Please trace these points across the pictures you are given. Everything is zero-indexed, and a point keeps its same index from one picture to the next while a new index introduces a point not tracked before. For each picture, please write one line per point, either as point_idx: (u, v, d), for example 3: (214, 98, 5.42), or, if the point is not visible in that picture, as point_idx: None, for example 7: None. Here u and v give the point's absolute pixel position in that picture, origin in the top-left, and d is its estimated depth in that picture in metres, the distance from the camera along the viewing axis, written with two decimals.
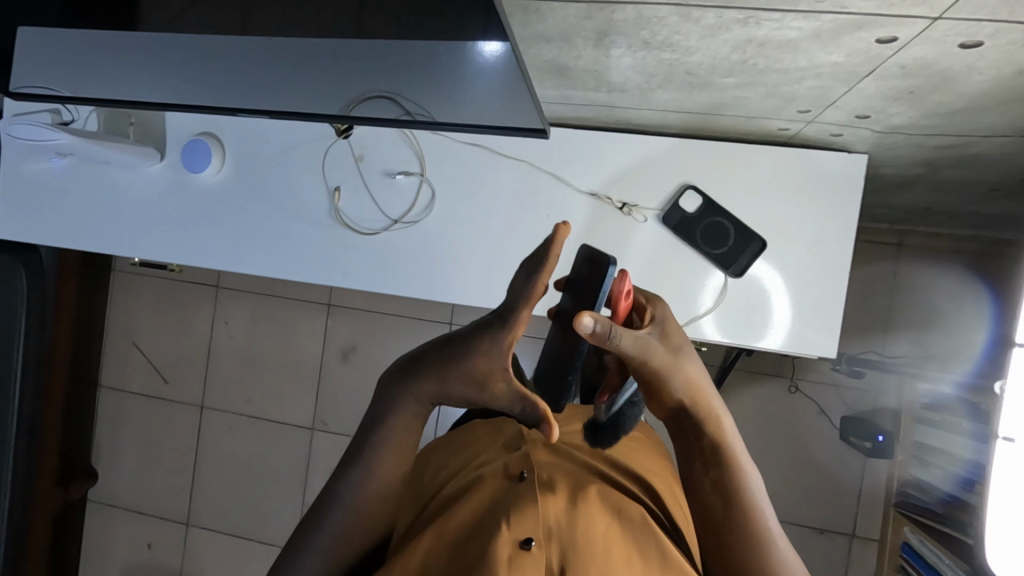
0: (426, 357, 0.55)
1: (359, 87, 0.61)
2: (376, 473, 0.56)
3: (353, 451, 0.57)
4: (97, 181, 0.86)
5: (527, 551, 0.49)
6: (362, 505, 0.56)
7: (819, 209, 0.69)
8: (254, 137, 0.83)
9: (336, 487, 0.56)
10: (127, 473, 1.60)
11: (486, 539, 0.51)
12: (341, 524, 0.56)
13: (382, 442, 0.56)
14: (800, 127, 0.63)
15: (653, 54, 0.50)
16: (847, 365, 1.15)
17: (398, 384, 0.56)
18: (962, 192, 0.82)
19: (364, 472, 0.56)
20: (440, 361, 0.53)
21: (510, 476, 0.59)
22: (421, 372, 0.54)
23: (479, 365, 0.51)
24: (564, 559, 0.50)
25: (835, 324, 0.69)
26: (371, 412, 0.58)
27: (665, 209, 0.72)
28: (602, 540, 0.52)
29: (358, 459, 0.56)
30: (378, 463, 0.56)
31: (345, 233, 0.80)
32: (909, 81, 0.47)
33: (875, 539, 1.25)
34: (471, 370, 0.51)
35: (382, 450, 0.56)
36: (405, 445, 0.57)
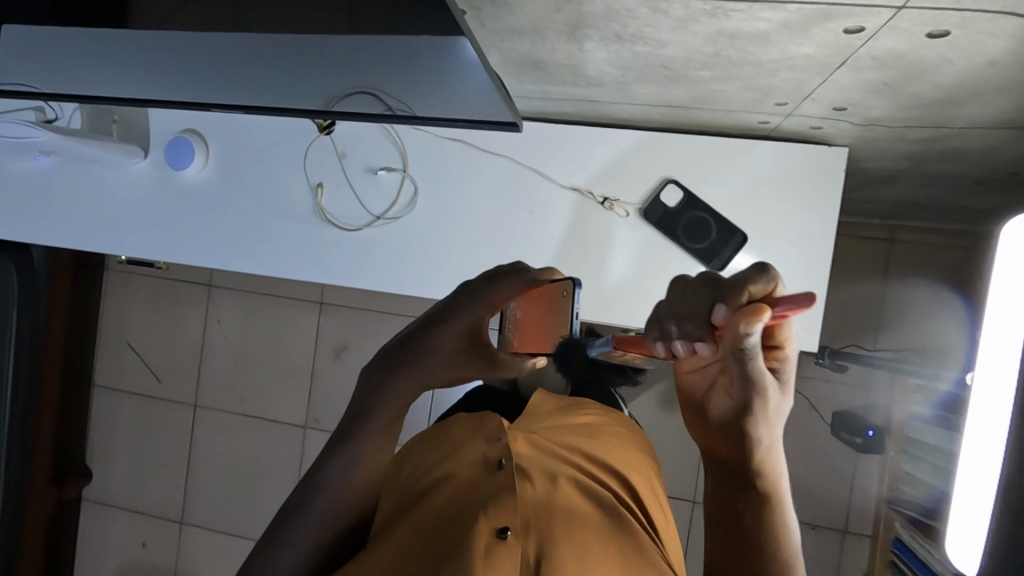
0: (404, 347, 0.56)
1: (348, 79, 0.64)
2: (361, 461, 0.57)
3: (338, 441, 0.57)
4: (82, 178, 0.86)
5: (502, 541, 0.49)
6: (343, 494, 0.57)
7: (800, 202, 0.69)
8: (237, 133, 0.83)
9: (319, 476, 0.56)
10: (121, 472, 1.60)
11: (462, 526, 0.50)
12: (324, 514, 0.56)
13: (369, 429, 0.57)
14: (780, 120, 0.63)
15: (626, 47, 0.49)
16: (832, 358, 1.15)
17: (384, 375, 0.57)
18: (949, 185, 0.82)
19: (348, 462, 0.56)
20: (421, 347, 0.55)
21: (489, 465, 0.58)
22: (404, 362, 0.56)
23: (458, 343, 0.54)
24: (540, 550, 0.49)
25: (817, 319, 0.69)
26: (356, 404, 0.59)
27: (647, 203, 0.72)
28: (579, 530, 0.52)
29: (345, 446, 0.57)
30: (365, 450, 0.57)
31: (329, 229, 0.80)
32: (883, 72, 0.47)
33: (867, 535, 1.25)
34: (452, 349, 0.54)
35: (369, 438, 0.57)
36: (389, 434, 0.58)
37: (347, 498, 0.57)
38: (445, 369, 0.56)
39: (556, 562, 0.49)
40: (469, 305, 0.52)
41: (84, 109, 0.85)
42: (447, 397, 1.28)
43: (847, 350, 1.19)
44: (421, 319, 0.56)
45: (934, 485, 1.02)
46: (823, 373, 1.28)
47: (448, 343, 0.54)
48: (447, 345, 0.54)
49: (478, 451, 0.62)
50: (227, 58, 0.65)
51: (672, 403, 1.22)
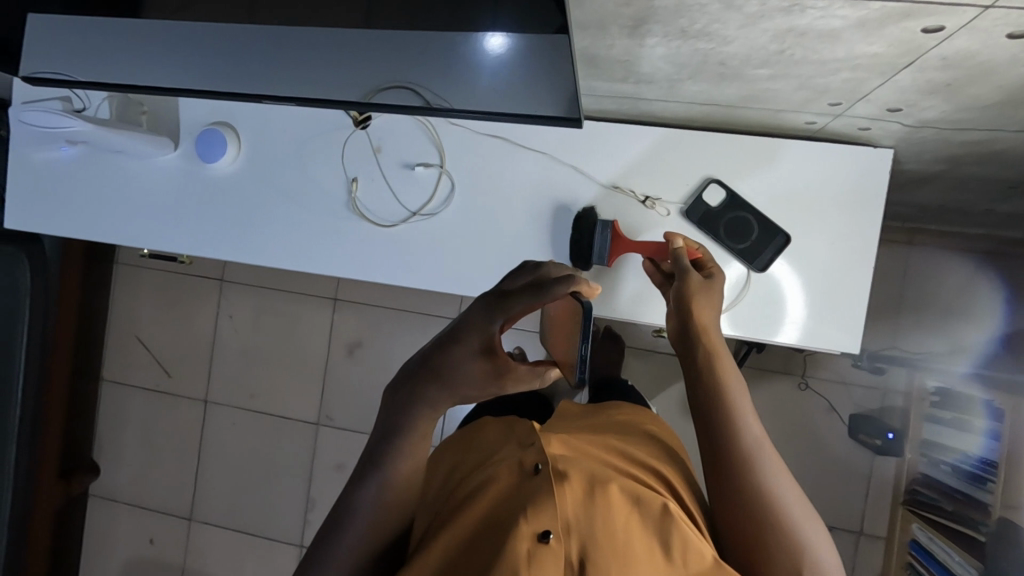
0: (425, 369, 0.53)
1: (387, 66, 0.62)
2: (391, 480, 0.56)
3: (368, 460, 0.56)
4: (109, 168, 0.85)
5: (545, 545, 0.49)
6: (376, 516, 0.56)
7: (845, 204, 0.68)
8: (270, 125, 0.82)
9: (352, 498, 0.56)
10: (128, 467, 1.58)
11: (504, 533, 0.50)
12: (360, 538, 0.56)
13: (394, 447, 0.56)
14: (828, 120, 0.62)
15: (688, 43, 0.49)
16: (869, 360, 1.19)
17: (408, 392, 0.55)
18: (981, 189, 0.82)
19: (380, 484, 0.56)
20: (439, 369, 0.52)
21: (525, 469, 0.57)
22: (426, 379, 0.53)
23: (477, 366, 0.51)
24: (584, 551, 0.50)
25: (857, 321, 0.69)
26: (381, 428, 0.57)
27: (688, 203, 0.71)
28: (619, 532, 0.52)
29: (376, 471, 0.56)
30: (393, 473, 0.56)
31: (363, 224, 0.79)
32: (948, 73, 0.47)
33: (882, 537, 1.26)
34: (474, 371, 0.51)
35: (399, 461, 0.56)
36: (420, 454, 0.57)
37: (378, 522, 0.57)
38: (475, 388, 0.52)
39: (602, 564, 0.49)
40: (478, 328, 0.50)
41: (112, 99, 0.83)
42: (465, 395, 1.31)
43: (880, 351, 1.21)
44: (439, 334, 0.53)
45: (958, 486, 1.03)
46: (841, 376, 1.28)
47: (472, 366, 0.51)
48: (472, 368, 0.51)
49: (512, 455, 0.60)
50: (273, 48, 0.65)
51: None
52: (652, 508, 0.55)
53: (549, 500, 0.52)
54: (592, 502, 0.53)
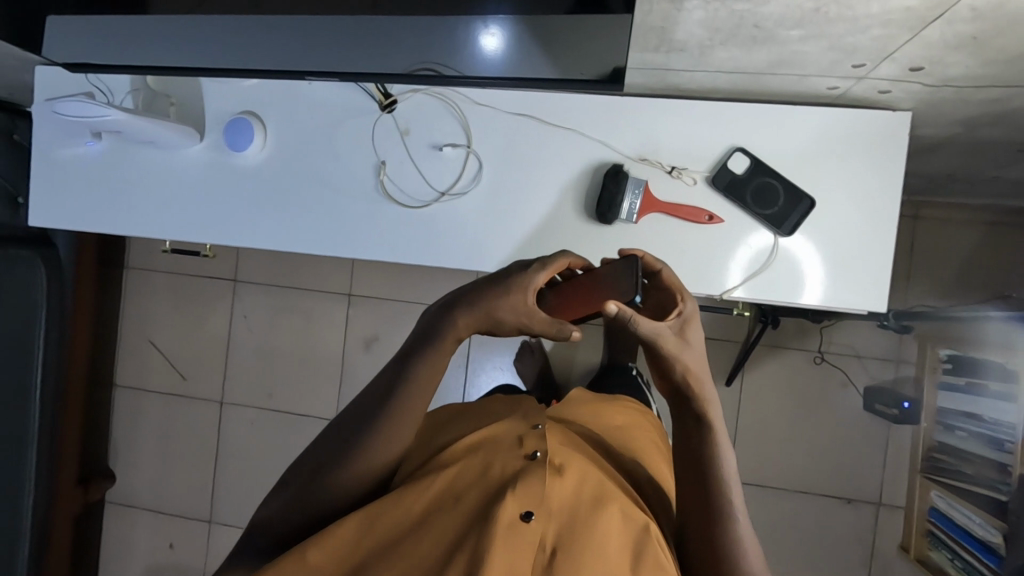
0: (463, 294, 0.56)
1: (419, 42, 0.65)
2: (415, 389, 0.59)
3: (403, 357, 0.59)
4: (136, 160, 0.86)
5: (526, 523, 0.55)
6: (394, 420, 0.59)
7: (869, 167, 0.70)
8: (295, 112, 0.82)
9: (386, 386, 0.59)
10: (146, 471, 1.58)
11: (494, 503, 0.57)
12: (375, 431, 0.59)
13: (420, 364, 0.58)
14: (850, 84, 0.64)
15: (726, 5, 0.50)
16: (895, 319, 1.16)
17: (443, 312, 0.57)
18: (991, 154, 0.85)
19: (407, 378, 0.58)
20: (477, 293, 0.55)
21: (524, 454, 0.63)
22: (463, 302, 0.56)
23: (516, 298, 0.53)
24: (558, 539, 0.56)
25: (882, 284, 0.70)
26: (418, 331, 0.59)
27: (714, 172, 0.73)
28: (597, 528, 0.57)
29: (409, 366, 0.58)
30: (417, 377, 0.58)
31: (392, 207, 0.80)
32: (977, 25, 0.48)
33: (901, 506, 1.28)
34: (512, 304, 0.53)
35: (425, 361, 0.58)
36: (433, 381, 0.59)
37: (395, 426, 0.59)
38: (507, 317, 0.54)
39: (572, 549, 0.55)
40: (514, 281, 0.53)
41: (137, 90, 0.84)
42: (481, 364, 1.41)
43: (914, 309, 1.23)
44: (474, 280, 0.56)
45: (975, 452, 1.05)
46: (856, 350, 1.30)
47: (512, 297, 0.53)
48: (512, 299, 0.53)
49: (514, 434, 0.67)
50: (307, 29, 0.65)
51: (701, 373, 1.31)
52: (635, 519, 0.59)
53: (541, 484, 0.58)
54: (576, 498, 0.60)
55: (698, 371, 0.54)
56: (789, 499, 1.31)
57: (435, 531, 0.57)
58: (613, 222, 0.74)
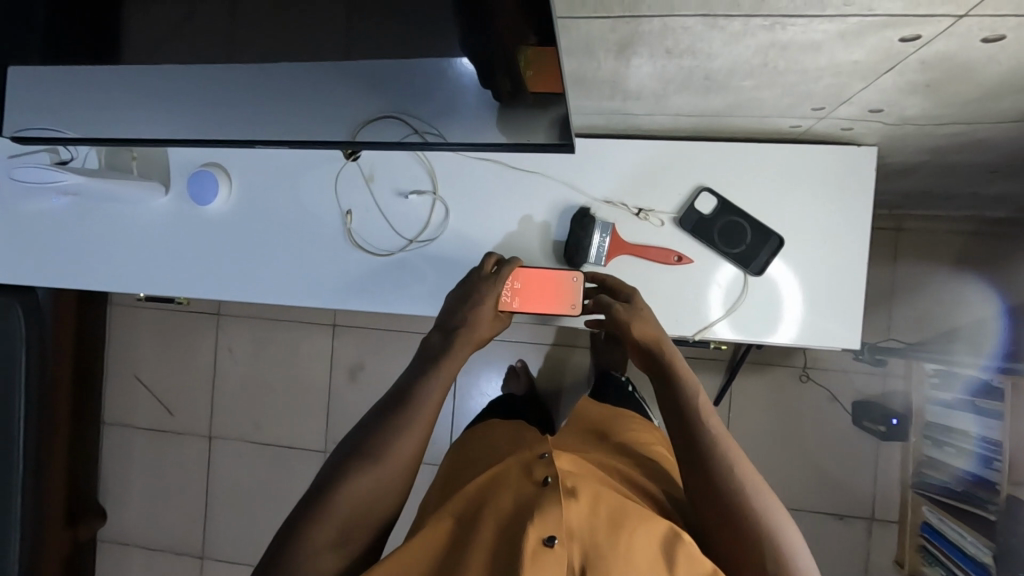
0: (449, 311, 0.70)
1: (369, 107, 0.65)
2: (428, 399, 0.64)
3: (411, 378, 0.66)
4: (103, 216, 0.85)
5: (550, 549, 0.52)
6: (406, 435, 0.62)
7: (837, 204, 0.69)
8: (259, 164, 0.81)
9: (408, 402, 0.64)
10: (137, 509, 1.57)
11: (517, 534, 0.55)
12: (394, 446, 0.61)
13: (436, 373, 0.66)
14: (812, 123, 0.64)
15: (673, 62, 0.49)
16: (869, 353, 1.20)
17: (445, 331, 0.69)
18: (964, 175, 0.84)
19: (421, 391, 0.65)
20: (460, 306, 0.70)
21: (535, 480, 0.61)
22: (458, 319, 0.69)
23: (487, 305, 0.69)
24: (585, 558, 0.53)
25: (855, 317, 0.70)
26: (426, 352, 0.69)
27: (681, 212, 0.72)
28: (622, 547, 0.54)
29: (423, 379, 0.66)
30: (429, 388, 0.65)
31: (360, 256, 0.79)
32: (929, 75, 0.47)
33: (894, 520, 1.27)
34: (485, 312, 0.69)
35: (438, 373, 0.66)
36: (441, 392, 0.66)
37: (412, 437, 0.62)
38: (484, 327, 0.70)
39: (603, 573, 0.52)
40: (485, 279, 0.71)
41: (99, 148, 0.83)
42: (468, 391, 1.40)
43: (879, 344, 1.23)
44: (452, 298, 0.71)
45: (964, 469, 1.05)
46: (842, 365, 1.29)
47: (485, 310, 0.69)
48: (485, 310, 0.69)
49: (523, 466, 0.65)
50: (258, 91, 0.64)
51: None
52: (659, 529, 0.57)
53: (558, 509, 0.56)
54: (594, 516, 0.57)
55: (650, 331, 0.66)
56: None
57: (462, 565, 0.55)
58: (582, 265, 0.74)
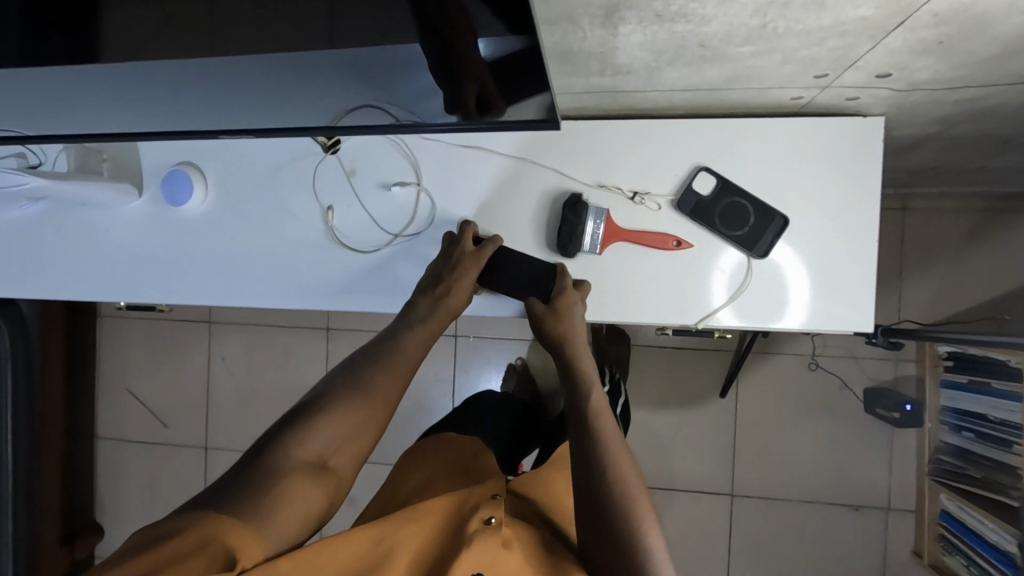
0: (424, 281, 0.72)
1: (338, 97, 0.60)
2: (401, 355, 0.70)
3: (386, 341, 0.72)
4: (76, 221, 0.81)
5: None
6: (376, 391, 0.67)
7: (845, 179, 0.65)
8: (235, 161, 0.78)
9: (377, 362, 0.70)
10: (134, 524, 1.54)
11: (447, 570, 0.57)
12: (360, 400, 0.66)
13: (410, 334, 0.71)
14: (815, 93, 0.60)
15: (664, 28, 0.46)
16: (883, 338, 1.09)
17: (420, 299, 0.72)
18: (974, 148, 0.80)
19: (391, 352, 0.70)
20: (437, 275, 0.71)
21: (479, 518, 0.62)
22: (432, 287, 0.71)
23: (465, 276, 0.70)
24: None
25: (868, 299, 0.66)
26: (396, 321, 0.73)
27: (679, 194, 0.68)
28: None
29: (392, 344, 0.71)
30: (401, 348, 0.71)
31: (344, 253, 0.75)
32: (943, 30, 0.44)
33: (910, 509, 1.23)
34: (462, 285, 0.70)
35: (409, 335, 0.72)
36: (411, 358, 0.71)
37: (377, 399, 0.67)
38: (456, 300, 0.71)
39: None
40: (470, 256, 0.69)
41: (68, 150, 0.80)
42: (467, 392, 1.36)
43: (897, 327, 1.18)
44: (433, 266, 0.72)
45: (981, 452, 1.01)
46: (852, 351, 1.25)
47: (466, 280, 0.70)
48: (466, 281, 0.70)
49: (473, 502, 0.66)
50: (225, 90, 0.60)
51: (690, 385, 1.29)
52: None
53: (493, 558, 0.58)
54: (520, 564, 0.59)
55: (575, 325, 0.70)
56: (794, 509, 1.27)
57: None
58: (576, 254, 0.70)
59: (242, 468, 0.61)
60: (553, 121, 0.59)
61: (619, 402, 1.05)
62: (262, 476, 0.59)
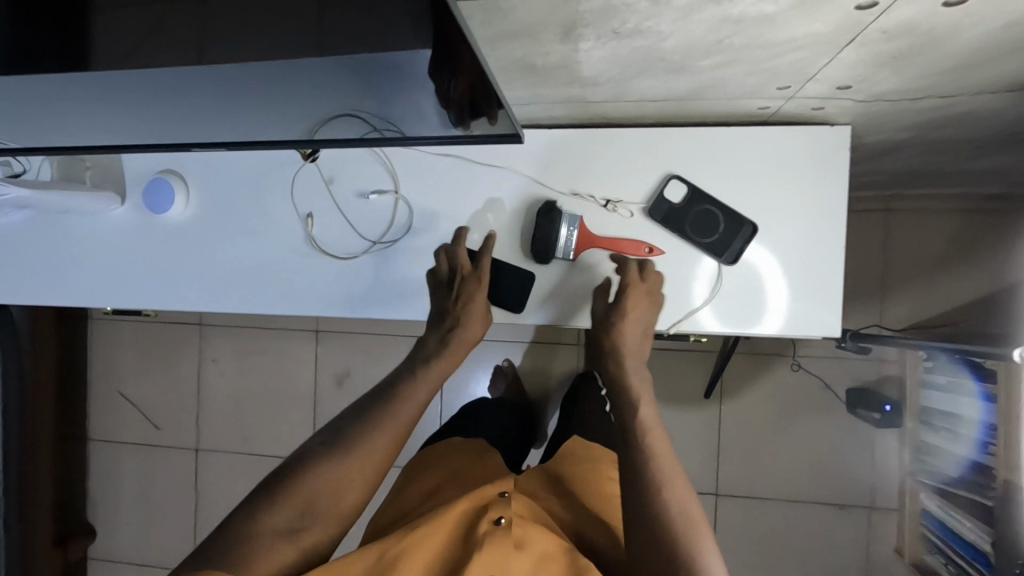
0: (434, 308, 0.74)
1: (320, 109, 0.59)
2: (404, 405, 0.69)
3: (393, 390, 0.71)
4: (60, 229, 0.82)
5: None
6: (373, 444, 0.66)
7: (813, 187, 0.67)
8: (216, 169, 0.79)
9: (379, 410, 0.69)
10: (126, 525, 1.55)
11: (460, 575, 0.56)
12: (357, 451, 0.65)
13: (413, 384, 0.71)
14: (781, 103, 0.61)
15: (624, 44, 0.47)
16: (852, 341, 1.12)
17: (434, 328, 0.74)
18: (949, 152, 0.82)
19: (395, 400, 0.70)
20: (446, 296, 0.73)
21: (488, 520, 0.61)
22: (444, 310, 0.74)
23: (473, 295, 0.72)
24: None
25: (837, 303, 0.67)
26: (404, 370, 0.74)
27: (650, 202, 0.69)
28: None
29: (397, 393, 0.71)
30: (405, 397, 0.70)
31: (323, 261, 0.76)
32: (894, 46, 0.45)
33: (893, 509, 1.25)
34: (469, 304, 0.73)
35: (414, 385, 0.71)
36: (413, 408, 0.70)
37: (373, 449, 0.65)
38: (470, 321, 0.73)
39: None
40: (473, 274, 0.72)
41: (52, 158, 0.81)
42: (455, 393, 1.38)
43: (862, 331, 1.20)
44: (434, 291, 0.73)
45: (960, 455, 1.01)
46: (835, 352, 1.26)
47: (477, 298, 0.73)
48: (477, 301, 0.72)
49: (480, 503, 0.65)
50: (200, 101, 0.61)
51: (675, 386, 1.30)
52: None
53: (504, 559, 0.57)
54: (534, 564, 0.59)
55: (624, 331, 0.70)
56: (778, 509, 1.28)
57: None
58: (550, 261, 0.71)
59: (233, 519, 0.61)
60: (518, 135, 0.61)
61: (621, 412, 1.09)
62: (251, 535, 0.59)
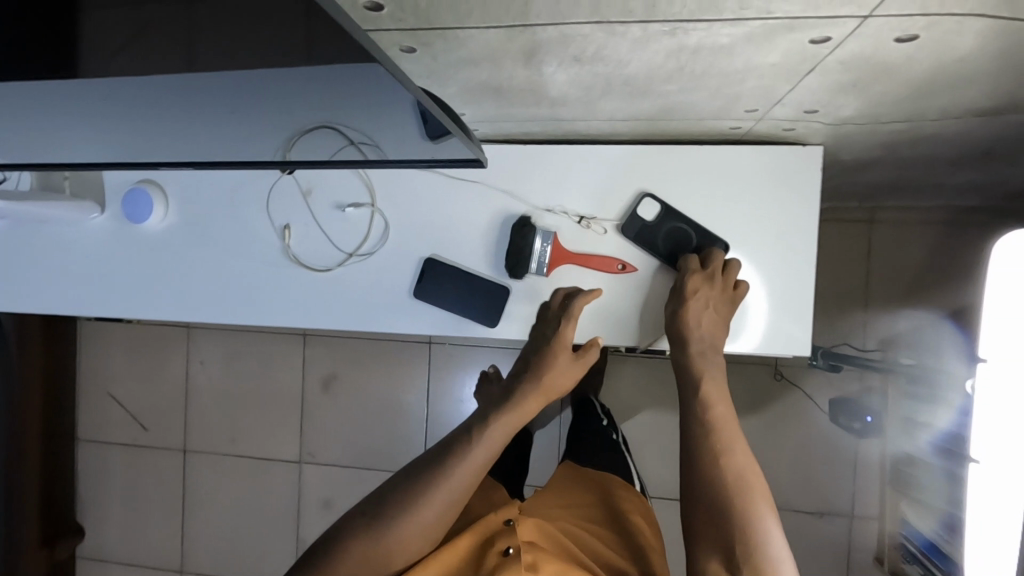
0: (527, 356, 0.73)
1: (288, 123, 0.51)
2: (472, 459, 0.68)
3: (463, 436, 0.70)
4: (40, 237, 0.82)
5: None
6: (437, 497, 0.66)
7: (785, 206, 0.67)
8: (194, 179, 0.79)
9: (450, 460, 0.68)
10: (115, 524, 1.56)
11: None
12: (424, 507, 0.65)
13: (485, 436, 0.69)
14: (751, 124, 0.61)
15: (586, 69, 0.47)
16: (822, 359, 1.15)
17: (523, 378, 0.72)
18: (925, 169, 0.82)
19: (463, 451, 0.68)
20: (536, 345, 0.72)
21: (497, 550, 0.65)
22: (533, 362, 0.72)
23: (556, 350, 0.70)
24: None
25: (807, 323, 0.67)
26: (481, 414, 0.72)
27: (623, 219, 0.70)
28: None
29: (467, 440, 0.69)
30: (475, 449, 0.68)
31: (300, 272, 0.76)
32: (851, 75, 0.45)
33: (874, 517, 1.26)
34: (550, 358, 0.71)
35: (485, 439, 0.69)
36: (481, 462, 0.68)
37: (437, 508, 0.65)
38: (556, 372, 0.72)
39: None
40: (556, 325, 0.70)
41: None
42: (440, 398, 1.38)
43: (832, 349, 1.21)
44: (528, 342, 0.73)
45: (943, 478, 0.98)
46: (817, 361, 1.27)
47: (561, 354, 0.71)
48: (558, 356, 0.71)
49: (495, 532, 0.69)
50: None
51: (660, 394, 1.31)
52: None
53: None
54: None
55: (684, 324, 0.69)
56: None
57: None
58: (524, 276, 0.72)
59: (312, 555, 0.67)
60: (479, 160, 0.58)
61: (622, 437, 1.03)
62: None
